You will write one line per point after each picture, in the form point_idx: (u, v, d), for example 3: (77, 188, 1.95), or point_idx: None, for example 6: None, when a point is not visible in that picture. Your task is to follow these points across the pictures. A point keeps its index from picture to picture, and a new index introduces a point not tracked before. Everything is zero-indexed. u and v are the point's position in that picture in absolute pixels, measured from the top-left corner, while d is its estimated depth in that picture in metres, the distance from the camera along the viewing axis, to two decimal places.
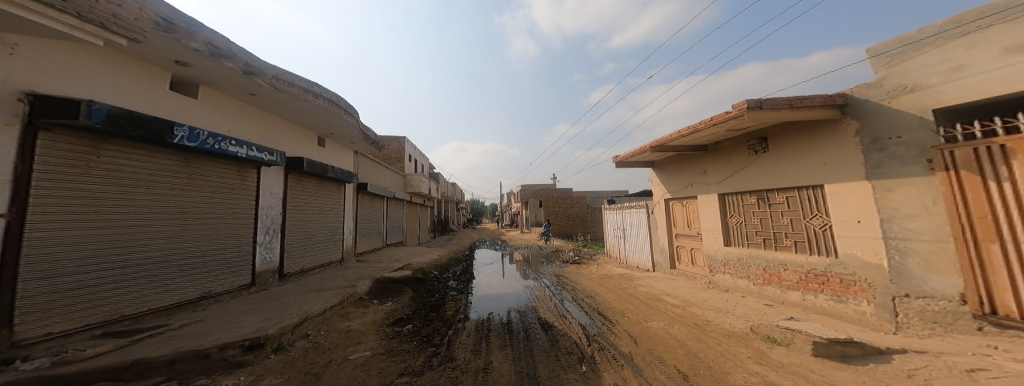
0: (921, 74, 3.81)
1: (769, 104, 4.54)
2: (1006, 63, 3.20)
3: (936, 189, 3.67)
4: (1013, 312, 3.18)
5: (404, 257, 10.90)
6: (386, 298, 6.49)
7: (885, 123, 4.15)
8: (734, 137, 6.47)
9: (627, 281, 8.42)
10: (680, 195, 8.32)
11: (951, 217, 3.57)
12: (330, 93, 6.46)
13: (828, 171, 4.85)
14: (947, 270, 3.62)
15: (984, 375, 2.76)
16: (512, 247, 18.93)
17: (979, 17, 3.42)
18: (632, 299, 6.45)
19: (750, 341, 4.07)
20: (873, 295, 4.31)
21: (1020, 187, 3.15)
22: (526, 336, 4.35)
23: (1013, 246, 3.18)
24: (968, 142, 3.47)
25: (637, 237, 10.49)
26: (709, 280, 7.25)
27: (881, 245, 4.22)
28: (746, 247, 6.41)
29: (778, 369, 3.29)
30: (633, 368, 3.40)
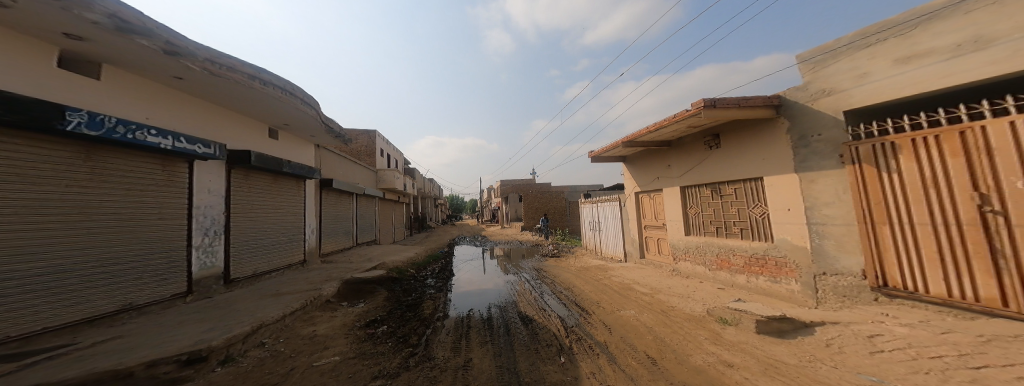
0: (836, 80, 4.34)
1: (722, 103, 4.93)
2: (897, 73, 3.73)
3: (847, 179, 4.23)
4: (899, 283, 3.78)
5: (376, 256, 10.40)
6: (355, 299, 6.17)
7: (810, 122, 4.67)
8: (693, 134, 6.93)
9: (601, 272, 8.75)
10: (647, 189, 8.79)
11: (855, 203, 4.13)
12: (285, 82, 5.97)
13: (767, 164, 5.38)
14: (855, 250, 4.19)
15: (880, 340, 3.25)
16: (492, 243, 18.83)
17: (878, 32, 3.93)
18: (606, 289, 6.74)
19: (707, 323, 4.45)
20: (801, 275, 4.89)
21: (904, 179, 3.70)
22: (507, 331, 4.37)
23: (899, 228, 3.75)
24: (868, 139, 3.99)
25: (611, 229, 10.92)
26: (673, 268, 7.76)
27: (806, 230, 4.78)
28: (702, 236, 6.94)
29: (730, 348, 3.62)
30: (608, 356, 3.55)
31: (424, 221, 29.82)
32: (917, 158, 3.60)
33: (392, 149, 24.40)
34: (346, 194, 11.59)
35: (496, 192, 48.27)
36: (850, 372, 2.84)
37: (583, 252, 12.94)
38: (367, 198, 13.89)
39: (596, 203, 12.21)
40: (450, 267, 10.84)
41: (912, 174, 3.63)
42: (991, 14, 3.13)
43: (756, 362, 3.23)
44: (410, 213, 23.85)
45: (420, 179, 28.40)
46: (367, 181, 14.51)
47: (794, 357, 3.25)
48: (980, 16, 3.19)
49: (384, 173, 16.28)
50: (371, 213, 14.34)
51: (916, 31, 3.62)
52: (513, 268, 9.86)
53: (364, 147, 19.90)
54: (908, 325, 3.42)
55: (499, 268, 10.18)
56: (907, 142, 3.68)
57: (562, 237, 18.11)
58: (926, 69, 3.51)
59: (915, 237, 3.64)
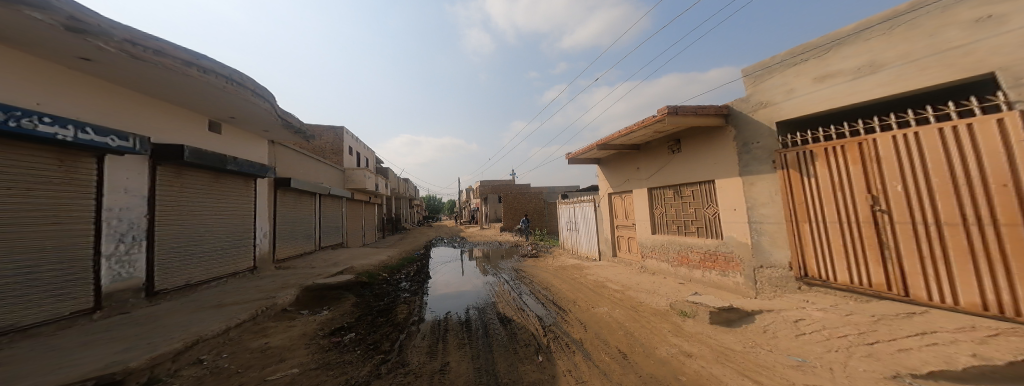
0: (770, 94, 4.84)
1: (683, 111, 5.33)
2: (815, 90, 4.25)
3: (777, 182, 4.76)
4: (816, 274, 4.31)
5: (343, 261, 9.78)
6: (319, 306, 5.77)
7: (751, 131, 5.16)
8: (658, 139, 7.36)
9: (577, 271, 8.97)
10: (619, 190, 9.16)
11: (785, 204, 4.67)
12: (232, 71, 5.43)
13: (718, 169, 5.85)
14: (784, 245, 4.71)
15: (804, 324, 3.67)
16: (470, 244, 18.53)
17: (802, 52, 4.44)
18: (582, 288, 6.91)
19: (669, 317, 4.74)
20: (744, 269, 5.37)
21: (818, 182, 4.24)
22: (486, 332, 4.31)
23: (816, 225, 4.29)
24: (793, 148, 4.54)
25: (586, 229, 11.22)
26: (641, 265, 8.16)
27: (747, 228, 5.26)
28: (665, 234, 7.38)
29: (689, 338, 3.88)
30: (583, 352, 3.64)
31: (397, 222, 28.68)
32: (829, 164, 4.12)
33: (363, 148, 23.20)
34: (308, 194, 10.80)
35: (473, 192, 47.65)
36: (782, 355, 3.18)
37: (560, 252, 13.16)
38: (333, 199, 13.06)
39: (571, 203, 12.49)
40: (425, 270, 10.47)
41: (824, 178, 4.17)
42: (882, 42, 3.65)
43: (710, 350, 3.50)
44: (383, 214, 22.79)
45: (393, 179, 27.29)
46: (333, 180, 13.63)
47: (740, 344, 3.57)
48: (874, 44, 3.70)
49: (354, 172, 15.41)
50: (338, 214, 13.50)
51: (829, 54, 4.14)
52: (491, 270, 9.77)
53: (330, 143, 18.72)
54: (823, 309, 3.89)
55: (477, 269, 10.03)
56: (820, 151, 4.22)
57: (541, 236, 18.24)
58: (835, 88, 4.04)
59: (827, 233, 4.18)
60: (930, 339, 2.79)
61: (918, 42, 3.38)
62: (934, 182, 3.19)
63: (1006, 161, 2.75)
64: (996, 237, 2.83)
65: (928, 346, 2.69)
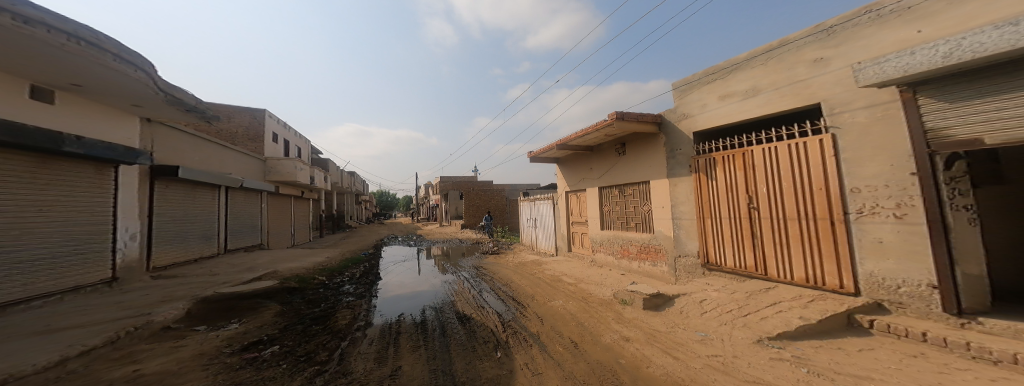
0: (689, 107, 5.59)
1: (628, 117, 5.82)
2: (719, 107, 5.03)
3: (688, 185, 5.64)
4: (713, 261, 5.20)
5: (263, 265, 8.54)
6: (226, 319, 4.88)
7: (677, 139, 5.85)
8: (607, 142, 7.91)
9: (535, 266, 9.23)
10: (575, 188, 9.61)
11: (691, 203, 5.57)
12: (77, 23, 3.90)
13: (652, 171, 6.52)
14: (694, 237, 5.55)
15: (706, 303, 4.35)
16: (428, 242, 17.77)
17: (712, 73, 5.18)
18: (540, 283, 7.12)
19: (612, 305, 5.18)
20: (668, 259, 6.11)
21: (713, 186, 5.16)
22: (443, 332, 4.11)
23: (711, 221, 5.21)
24: (697, 156, 5.44)
25: (545, 226, 11.55)
26: (591, 259, 8.70)
27: (671, 224, 6.01)
28: (611, 230, 7.99)
29: (627, 324, 4.32)
30: (539, 345, 3.78)
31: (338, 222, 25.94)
32: (721, 169, 5.03)
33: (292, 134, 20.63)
34: (205, 185, 8.82)
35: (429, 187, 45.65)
36: (691, 331, 3.74)
37: (520, 248, 13.32)
38: (243, 192, 11.07)
39: (532, 201, 12.69)
40: (375, 270, 9.77)
41: (717, 182, 5.09)
42: (761, 71, 4.45)
43: (643, 333, 3.94)
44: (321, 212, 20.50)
45: (334, 172, 24.65)
46: (244, 171, 11.53)
47: (664, 325, 4.09)
48: (757, 72, 4.50)
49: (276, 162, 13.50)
50: (254, 210, 11.68)
51: (729, 76, 4.91)
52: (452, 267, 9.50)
53: (243, 127, 16.19)
54: (718, 289, 4.65)
55: (435, 268, 9.66)
56: (715, 160, 5.14)
57: (502, 232, 18.18)
58: (732, 107, 4.83)
59: (718, 227, 5.11)
60: (784, 309, 3.55)
61: (781, 73, 4.22)
62: (784, 187, 4.17)
63: (824, 172, 3.74)
64: (818, 229, 3.81)
65: (778, 313, 3.49)
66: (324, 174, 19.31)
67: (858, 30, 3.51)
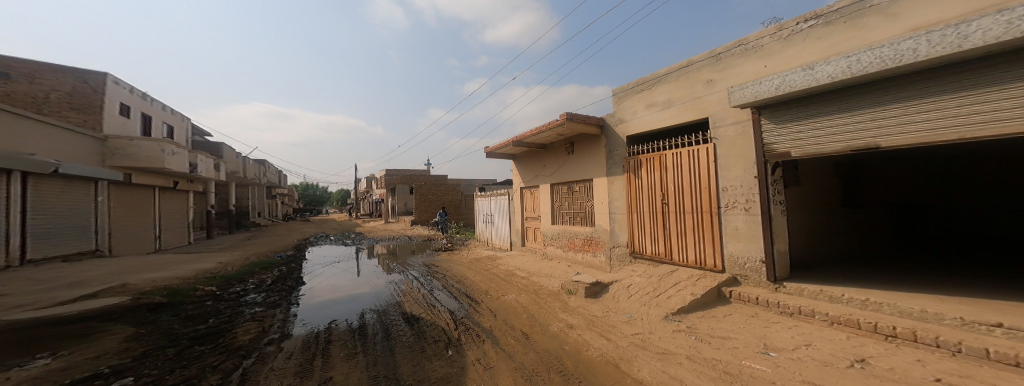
0: (623, 114, 6.20)
1: (576, 118, 6.20)
2: (644, 115, 5.71)
3: (615, 184, 6.42)
4: (634, 250, 6.04)
5: (149, 277, 7.05)
6: (24, 355, 3.09)
7: (616, 141, 6.41)
8: (558, 142, 8.29)
9: (490, 262, 9.31)
10: (529, 185, 9.85)
11: (615, 200, 6.44)
12: None
13: (595, 170, 7.04)
14: (622, 229, 6.32)
15: (635, 288, 4.90)
16: (376, 240, 16.66)
17: (641, 84, 5.82)
18: (494, 278, 7.20)
19: (559, 295, 5.50)
20: (607, 250, 6.70)
21: (631, 185, 6.08)
22: (388, 335, 3.85)
23: (630, 215, 6.13)
24: (620, 159, 6.31)
25: (500, 221, 11.66)
26: (543, 253, 9.07)
27: (607, 218, 6.64)
28: (560, 224, 8.42)
29: (572, 312, 4.65)
30: (491, 340, 3.87)
31: (239, 222, 23.00)
32: (645, 169, 5.77)
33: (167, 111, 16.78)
34: None
35: (372, 181, 42.30)
36: (622, 315, 4.20)
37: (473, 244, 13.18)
38: (55, 179, 8.48)
39: (488, 196, 12.62)
40: (294, 275, 8.50)
41: (634, 182, 6.02)
42: (673, 85, 5.22)
43: (583, 319, 4.29)
44: (205, 208, 17.40)
45: (228, 160, 20.89)
46: (63, 152, 8.89)
47: (601, 311, 4.52)
48: (671, 86, 5.25)
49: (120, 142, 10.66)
50: (70, 203, 8.99)
51: (652, 88, 5.61)
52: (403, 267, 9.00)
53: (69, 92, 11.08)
54: (646, 276, 5.26)
55: (383, 268, 9.05)
56: (633, 163, 6.03)
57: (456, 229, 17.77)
58: (654, 115, 5.54)
59: (635, 220, 6.03)
60: (693, 292, 4.21)
61: (687, 89, 5.03)
62: (681, 187, 5.15)
63: (706, 175, 4.73)
64: (704, 221, 4.80)
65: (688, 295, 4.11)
66: (212, 163, 16.29)
67: (734, 58, 4.41)
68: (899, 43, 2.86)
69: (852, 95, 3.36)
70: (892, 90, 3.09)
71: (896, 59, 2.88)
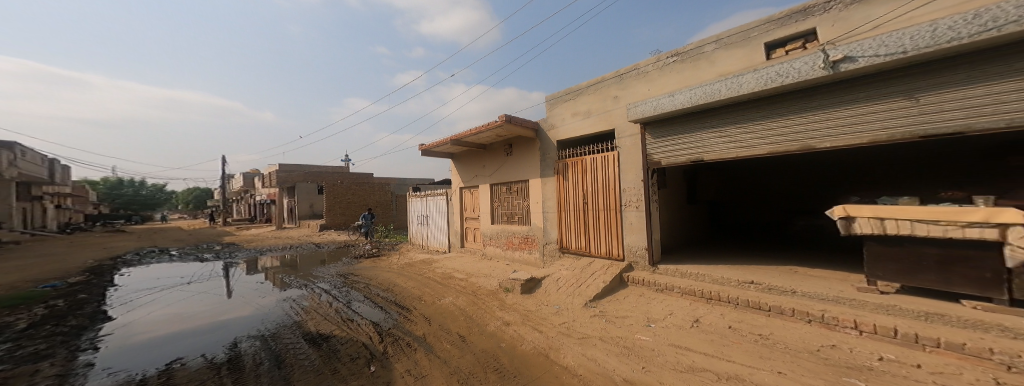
0: (554, 120, 6.67)
1: (513, 121, 6.30)
2: (571, 122, 6.30)
3: (546, 185, 6.82)
4: (561, 245, 6.51)
5: None
6: None
7: (549, 145, 6.76)
8: (496, 142, 8.30)
9: (426, 265, 8.83)
10: (469, 185, 9.60)
11: (543, 199, 6.88)
12: None
13: (530, 172, 7.27)
14: (552, 227, 6.71)
15: (566, 283, 5.20)
16: (284, 248, 14.25)
17: (569, 93, 6.37)
18: (429, 281, 6.94)
19: (497, 293, 5.47)
20: (541, 247, 6.99)
21: (557, 186, 6.58)
22: (280, 363, 3.21)
23: (555, 213, 6.63)
24: (548, 162, 6.75)
25: (436, 222, 11.18)
26: (482, 253, 8.98)
27: (540, 216, 6.93)
28: (497, 224, 8.44)
29: (508, 309, 4.67)
30: (425, 347, 3.62)
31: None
32: (571, 171, 6.29)
33: None
34: None
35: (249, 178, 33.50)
36: (555, 309, 4.41)
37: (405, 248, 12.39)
38: None
39: (424, 196, 11.90)
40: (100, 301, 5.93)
41: (560, 184, 6.52)
42: (585, 99, 6.08)
43: (518, 315, 4.36)
44: None
45: None
46: None
47: (535, 305, 4.67)
48: (588, 100, 6.02)
49: None
50: None
51: (575, 98, 6.26)
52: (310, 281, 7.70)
53: None
54: (574, 270, 5.65)
55: (275, 285, 7.38)
56: (560, 166, 6.51)
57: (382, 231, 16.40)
58: (578, 123, 6.17)
59: (560, 218, 6.53)
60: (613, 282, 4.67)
61: (600, 103, 5.84)
62: (596, 188, 5.84)
63: (616, 179, 5.50)
64: (613, 218, 5.57)
65: None
66: None
67: (624, 82, 5.49)
68: (710, 85, 4.26)
69: (682, 123, 4.80)
70: (707, 117, 4.56)
71: (709, 96, 4.26)
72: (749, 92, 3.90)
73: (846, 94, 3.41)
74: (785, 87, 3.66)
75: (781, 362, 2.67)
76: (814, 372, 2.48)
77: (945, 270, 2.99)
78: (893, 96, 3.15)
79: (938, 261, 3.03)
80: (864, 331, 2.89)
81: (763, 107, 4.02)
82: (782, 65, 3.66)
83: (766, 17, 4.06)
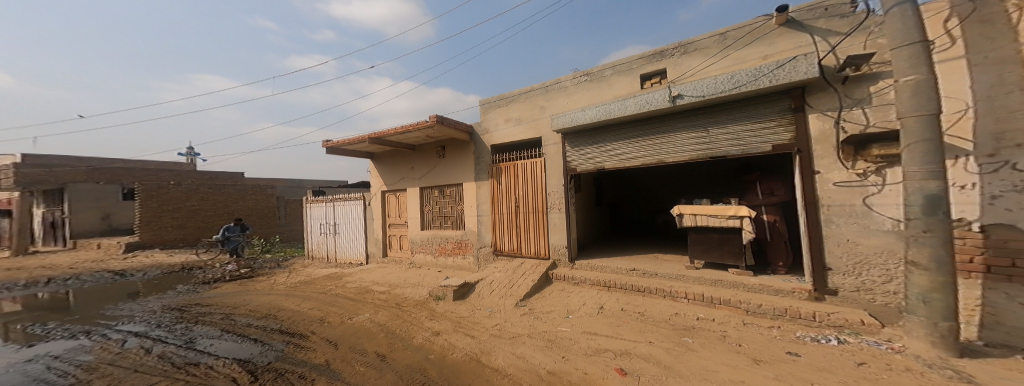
0: (488, 124, 6.88)
1: (445, 122, 6.32)
2: (504, 127, 6.60)
3: (480, 188, 6.99)
4: (494, 246, 6.73)
5: None
6: None
7: (482, 149, 6.96)
8: (427, 143, 8.13)
9: (332, 281, 7.94)
10: (394, 188, 9.10)
11: (477, 203, 7.04)
12: None
13: (463, 174, 7.33)
14: (486, 231, 6.90)
15: (499, 285, 5.45)
16: (107, 269, 10.52)
17: (502, 98, 6.66)
18: (338, 301, 6.13)
19: (427, 303, 5.32)
20: (475, 251, 7.11)
21: (490, 189, 6.80)
22: None
23: (489, 216, 6.83)
24: (482, 167, 6.94)
25: (350, 231, 10.21)
26: (410, 262, 8.60)
27: (475, 220, 7.06)
28: (429, 229, 8.21)
29: (439, 318, 4.63)
30: (330, 376, 3.18)
31: None
32: (504, 175, 6.58)
33: None
34: None
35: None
36: (488, 312, 4.60)
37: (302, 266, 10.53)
38: None
39: (330, 202, 10.80)
40: None
41: (492, 187, 6.77)
42: (506, 107, 6.59)
43: (450, 322, 4.39)
44: None
45: None
46: None
47: (468, 310, 4.77)
48: (516, 108, 6.44)
49: None
50: None
51: (506, 104, 6.59)
52: (97, 324, 5.19)
53: None
54: (506, 271, 5.97)
55: (1, 341, 4.52)
56: (493, 169, 6.75)
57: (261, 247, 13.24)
58: (510, 129, 6.51)
59: (493, 220, 6.76)
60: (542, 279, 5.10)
61: (529, 112, 6.28)
62: (526, 192, 6.25)
63: (542, 182, 6.01)
64: (539, 219, 6.05)
65: None
66: None
67: (536, 96, 6.19)
68: (606, 105, 5.03)
69: (578, 137, 5.68)
70: (595, 135, 5.51)
71: (596, 117, 5.13)
72: (619, 116, 4.90)
73: (674, 124, 4.71)
74: (642, 114, 4.74)
75: (668, 337, 3.40)
76: (701, 345, 3.16)
77: (722, 247, 4.59)
78: (697, 127, 4.51)
79: (719, 242, 4.61)
80: (724, 304, 3.88)
81: (630, 128, 5.15)
82: (641, 97, 4.70)
83: (639, 54, 5.04)
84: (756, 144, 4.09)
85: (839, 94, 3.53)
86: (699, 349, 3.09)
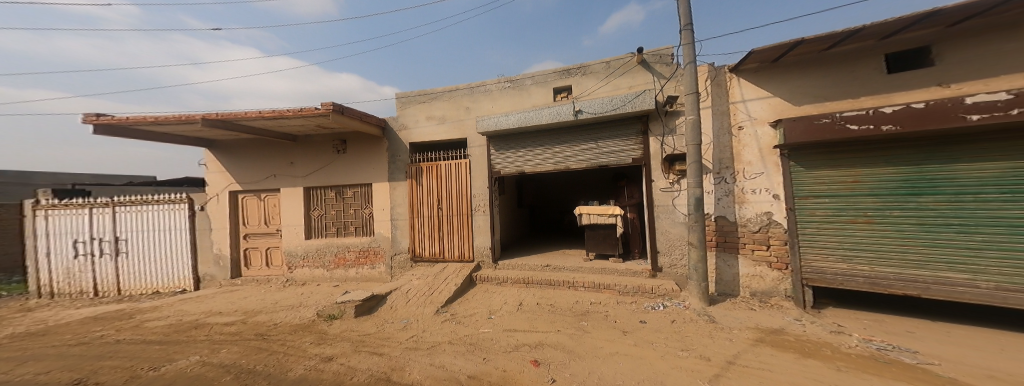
0: (407, 119, 6.93)
1: (347, 112, 5.99)
2: (424, 124, 6.79)
3: (399, 192, 6.93)
4: (415, 252, 6.79)
5: None
6: None
7: (396, 146, 6.96)
8: (322, 135, 7.45)
9: (126, 319, 5.70)
10: (257, 188, 7.88)
11: (395, 207, 6.95)
12: None
13: (371, 172, 7.11)
14: (404, 235, 6.90)
15: (414, 293, 5.61)
16: None
17: (423, 94, 6.83)
18: (124, 349, 4.11)
19: (314, 326, 4.70)
20: (385, 259, 7.03)
21: (410, 193, 6.83)
22: None
23: (410, 221, 6.83)
24: (401, 166, 6.91)
25: (162, 246, 7.74)
26: (287, 278, 7.59)
27: (389, 224, 6.96)
28: (320, 238, 7.53)
29: (329, 340, 4.16)
30: None
31: None
32: (425, 176, 6.75)
33: None
34: None
35: None
36: (401, 322, 4.68)
37: (22, 310, 6.65)
38: None
39: (107, 208, 7.59)
40: None
41: (413, 189, 6.81)
42: (430, 103, 6.77)
43: (352, 341, 4.12)
44: None
45: None
46: None
47: (372, 325, 4.65)
48: (438, 105, 6.72)
49: None
50: None
51: (428, 100, 6.79)
52: None
53: None
54: (422, 278, 6.23)
55: None
56: (414, 170, 6.81)
57: None
58: (431, 127, 6.74)
59: (414, 224, 6.80)
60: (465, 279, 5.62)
61: (454, 110, 6.62)
62: (448, 197, 6.57)
63: (463, 184, 6.48)
64: (461, 222, 6.47)
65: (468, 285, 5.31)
66: None
67: (460, 97, 6.57)
68: (525, 112, 5.80)
69: (495, 141, 6.33)
70: (510, 140, 6.25)
71: (511, 123, 5.86)
72: (530, 126, 5.78)
73: (568, 136, 5.85)
74: (548, 124, 5.72)
75: (564, 321, 4.35)
76: (584, 330, 4.01)
77: (607, 240, 5.93)
78: (586, 140, 5.71)
79: (603, 235, 5.95)
80: (603, 288, 5.10)
81: (538, 136, 6.07)
82: (547, 110, 5.67)
83: (557, 69, 6.01)
84: (619, 155, 5.49)
85: (660, 123, 5.23)
86: (590, 330, 4.00)
